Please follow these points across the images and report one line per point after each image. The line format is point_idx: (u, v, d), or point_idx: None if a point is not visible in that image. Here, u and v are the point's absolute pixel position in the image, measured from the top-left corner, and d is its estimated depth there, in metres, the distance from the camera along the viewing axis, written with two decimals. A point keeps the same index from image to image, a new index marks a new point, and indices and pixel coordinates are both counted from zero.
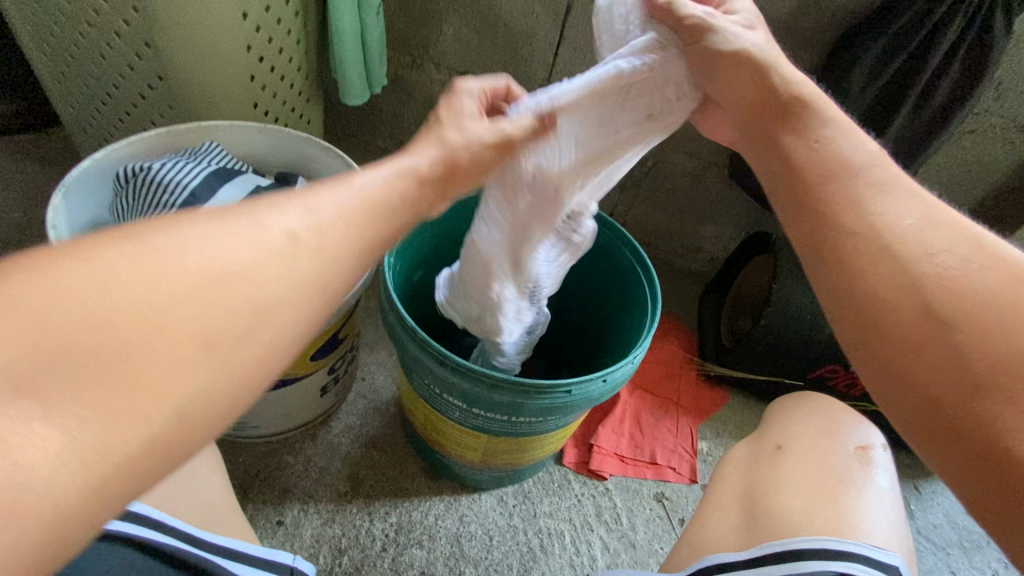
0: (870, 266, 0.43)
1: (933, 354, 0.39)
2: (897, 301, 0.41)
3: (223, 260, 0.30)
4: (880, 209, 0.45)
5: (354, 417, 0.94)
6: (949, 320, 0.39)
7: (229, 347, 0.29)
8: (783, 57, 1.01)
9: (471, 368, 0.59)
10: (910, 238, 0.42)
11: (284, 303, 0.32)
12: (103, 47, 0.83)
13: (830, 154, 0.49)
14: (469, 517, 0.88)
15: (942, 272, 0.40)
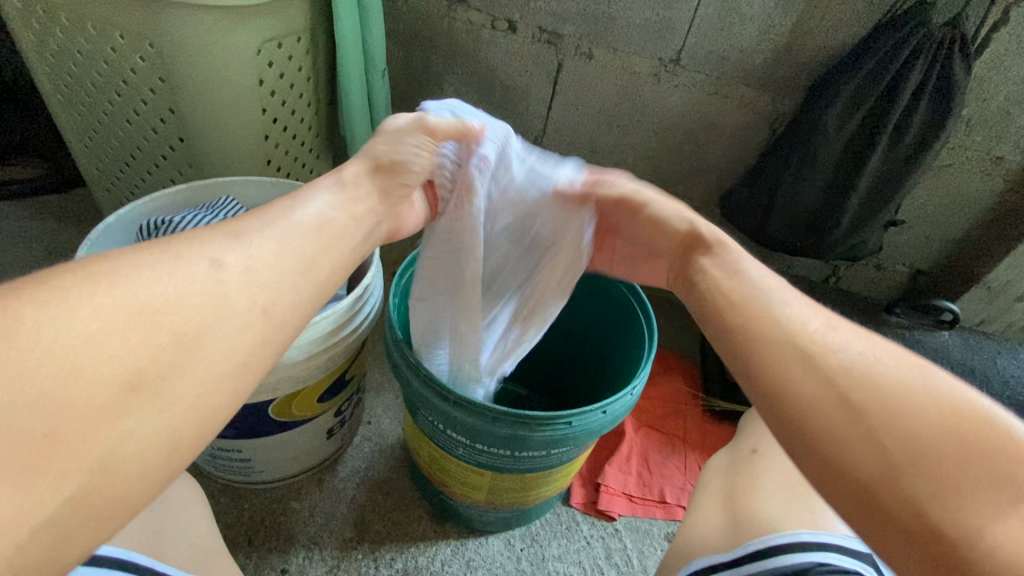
0: (783, 345, 0.41)
1: (856, 455, 0.36)
2: (816, 392, 0.38)
3: (147, 301, 0.35)
4: None
5: (360, 461, 0.94)
6: (864, 408, 0.37)
7: (152, 386, 0.34)
8: (763, 103, 1.08)
9: (475, 402, 0.61)
10: (819, 339, 0.41)
11: (206, 340, 0.36)
12: (131, 113, 0.91)
13: None
14: (475, 562, 0.87)
15: (857, 365, 0.39)
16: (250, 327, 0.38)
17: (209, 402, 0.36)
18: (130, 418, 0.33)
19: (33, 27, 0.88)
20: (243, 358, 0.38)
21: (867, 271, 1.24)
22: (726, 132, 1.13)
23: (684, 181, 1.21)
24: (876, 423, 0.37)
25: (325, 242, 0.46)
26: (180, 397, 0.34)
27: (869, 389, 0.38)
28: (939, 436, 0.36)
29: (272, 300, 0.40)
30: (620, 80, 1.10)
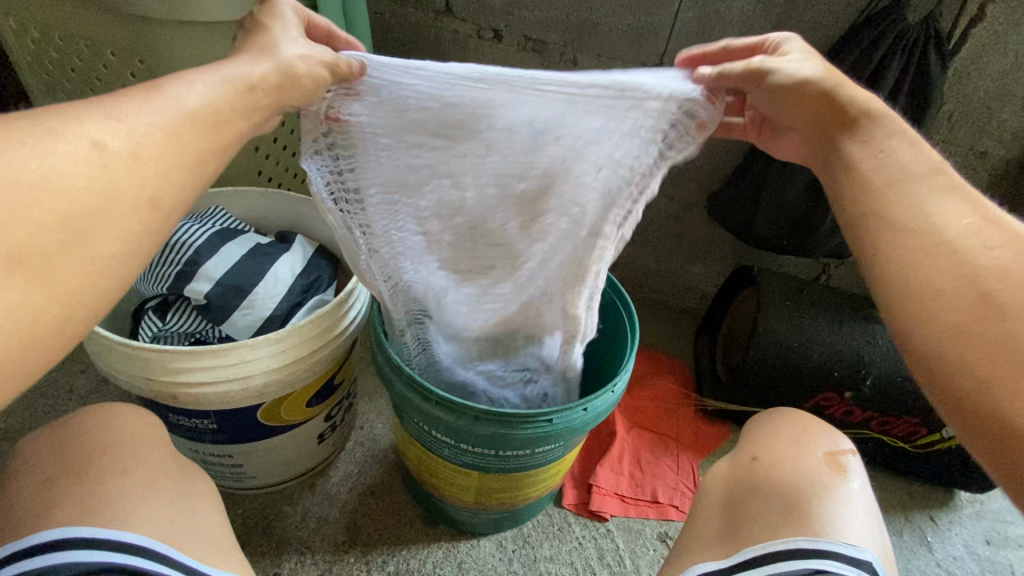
0: (922, 261, 0.42)
1: (976, 351, 0.38)
2: (950, 292, 0.40)
3: (25, 176, 0.33)
4: (939, 209, 0.44)
5: (352, 466, 0.95)
6: (1005, 306, 0.38)
7: (36, 261, 0.33)
8: None
9: (455, 402, 0.62)
10: (970, 235, 0.42)
11: (95, 225, 0.36)
12: None
13: (897, 164, 0.47)
14: (468, 564, 0.87)
15: (1000, 266, 0.39)
16: (138, 212, 0.38)
17: (97, 282, 0.37)
18: (19, 289, 0.33)
19: (27, 47, 0.90)
20: (141, 239, 0.39)
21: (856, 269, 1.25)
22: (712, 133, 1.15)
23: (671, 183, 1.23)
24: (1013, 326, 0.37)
25: (210, 131, 0.43)
26: (62, 277, 0.35)
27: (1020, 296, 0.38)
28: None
29: (161, 189, 0.40)
30: None
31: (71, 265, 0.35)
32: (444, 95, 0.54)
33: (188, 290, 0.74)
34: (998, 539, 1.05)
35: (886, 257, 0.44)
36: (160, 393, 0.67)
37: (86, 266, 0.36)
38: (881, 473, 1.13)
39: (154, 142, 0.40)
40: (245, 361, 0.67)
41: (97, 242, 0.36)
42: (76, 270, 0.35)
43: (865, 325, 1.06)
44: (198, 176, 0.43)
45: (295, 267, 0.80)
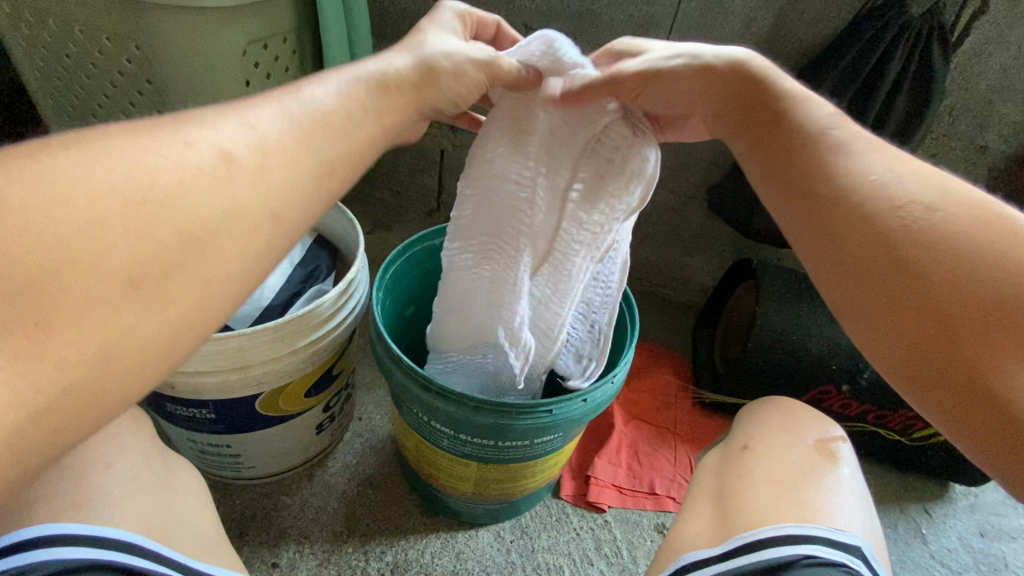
0: (849, 230, 0.47)
1: (908, 316, 0.44)
2: (878, 261, 0.46)
3: (144, 187, 0.35)
4: (848, 169, 0.49)
5: (351, 455, 0.96)
6: (922, 269, 0.44)
7: (152, 284, 0.34)
8: None
9: (455, 391, 0.62)
10: (881, 191, 0.47)
11: (212, 242, 0.37)
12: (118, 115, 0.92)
13: (796, 122, 0.52)
14: (466, 554, 0.87)
15: (917, 224, 0.45)
16: (258, 229, 0.39)
17: (212, 302, 0.37)
18: (129, 310, 0.33)
19: (22, 32, 0.89)
20: (250, 266, 0.39)
21: None
22: None
23: (671, 176, 1.23)
24: (935, 285, 0.43)
25: (334, 139, 0.45)
26: (179, 295, 0.35)
27: (940, 255, 0.44)
28: (997, 290, 0.42)
29: (284, 206, 0.41)
30: None
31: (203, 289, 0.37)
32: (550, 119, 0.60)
33: None
34: (992, 531, 1.06)
35: (826, 229, 0.48)
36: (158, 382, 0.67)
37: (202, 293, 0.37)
38: (878, 466, 1.14)
39: (268, 142, 0.41)
40: (243, 351, 0.66)
41: (218, 263, 0.37)
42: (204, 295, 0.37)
43: None
44: (310, 187, 0.43)
45: (292, 257, 0.79)
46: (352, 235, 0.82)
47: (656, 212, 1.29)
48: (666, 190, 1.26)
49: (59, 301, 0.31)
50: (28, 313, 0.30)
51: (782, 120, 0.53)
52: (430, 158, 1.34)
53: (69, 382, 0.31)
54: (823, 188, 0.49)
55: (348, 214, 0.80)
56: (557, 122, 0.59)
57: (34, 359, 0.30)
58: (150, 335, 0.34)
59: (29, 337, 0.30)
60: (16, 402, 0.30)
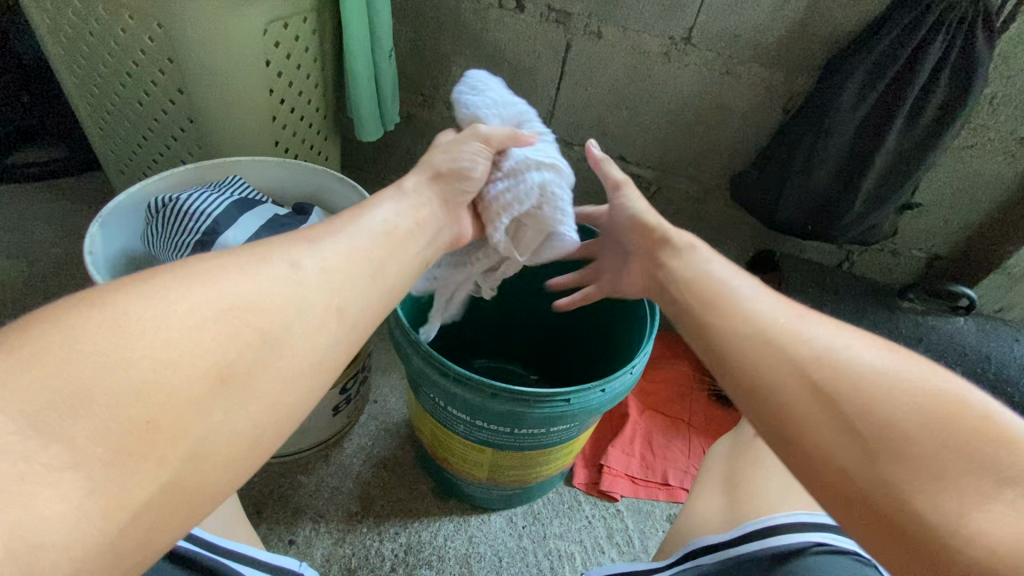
0: (769, 360, 0.45)
1: (841, 444, 0.41)
2: (794, 388, 0.44)
3: (236, 299, 0.37)
4: (754, 309, 0.49)
5: (366, 437, 0.97)
6: (835, 398, 0.42)
7: (238, 379, 0.36)
8: (777, 82, 1.06)
9: (472, 377, 0.61)
10: (790, 327, 0.47)
11: (287, 335, 0.39)
12: (140, 94, 0.93)
13: (699, 269, 0.56)
14: (478, 537, 0.88)
15: (825, 351, 0.44)
16: (327, 325, 0.41)
17: (289, 395, 0.39)
18: (221, 408, 0.35)
19: (45, 9, 0.89)
20: (321, 357, 0.41)
21: (880, 257, 1.22)
22: (738, 114, 1.12)
23: (692, 164, 1.21)
24: (855, 418, 0.41)
25: (391, 248, 0.48)
26: (262, 392, 0.37)
27: (859, 389, 0.42)
28: (921, 426, 0.40)
29: (347, 300, 0.43)
30: (628, 60, 1.09)
31: (281, 396, 0.38)
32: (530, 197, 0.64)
33: None
34: None
35: (740, 360, 0.47)
36: None
37: (279, 394, 0.38)
38: None
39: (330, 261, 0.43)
40: None
41: (289, 369, 0.39)
42: (274, 409, 0.38)
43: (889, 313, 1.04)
44: (374, 281, 0.45)
45: None
46: None
47: (676, 200, 1.27)
48: (687, 179, 1.24)
49: (127, 405, 0.32)
50: (130, 418, 0.32)
51: (688, 273, 0.57)
52: None
53: (166, 478, 0.33)
54: (727, 329, 0.49)
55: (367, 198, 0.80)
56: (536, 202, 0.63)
57: (138, 461, 0.32)
58: (233, 434, 0.36)
59: (141, 436, 0.32)
60: (111, 508, 0.31)
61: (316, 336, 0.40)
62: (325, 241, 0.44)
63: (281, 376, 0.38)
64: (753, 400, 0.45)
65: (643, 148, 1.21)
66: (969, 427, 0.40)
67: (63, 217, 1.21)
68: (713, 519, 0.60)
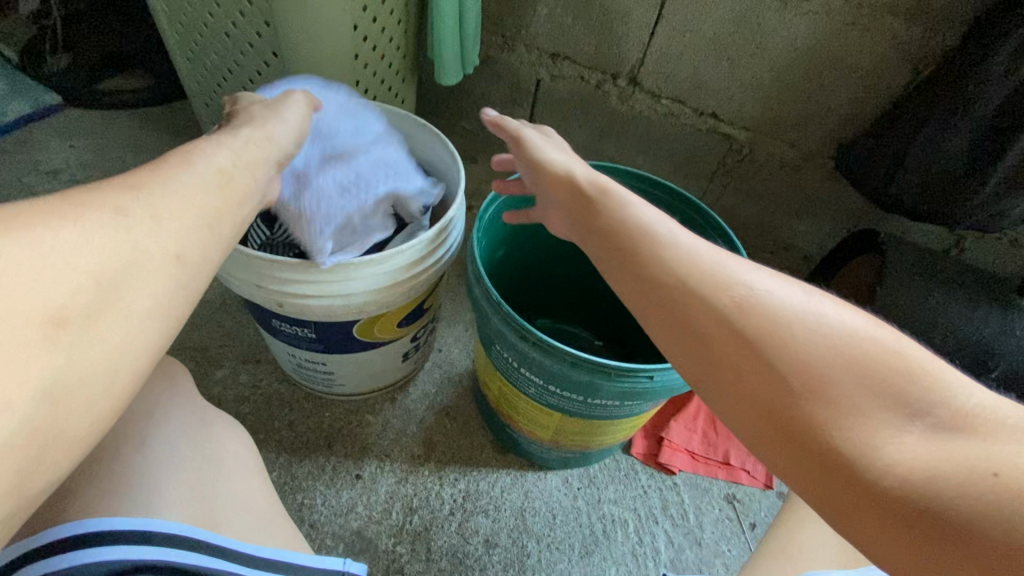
0: (695, 312, 0.41)
1: (761, 392, 0.37)
2: (711, 331, 0.40)
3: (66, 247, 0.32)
4: (672, 256, 0.45)
5: (430, 384, 0.99)
6: (752, 340, 0.38)
7: (74, 324, 0.32)
8: (911, 36, 0.93)
9: (553, 345, 0.59)
10: (706, 274, 0.42)
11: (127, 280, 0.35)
12: (229, 26, 0.92)
13: (619, 209, 0.51)
14: (534, 493, 0.90)
15: (742, 297, 0.40)
16: (166, 272, 0.37)
17: (134, 343, 0.36)
18: (55, 356, 0.31)
19: None
20: (166, 302, 0.38)
21: (1000, 245, 1.09)
22: (856, 72, 0.99)
23: (791, 127, 1.10)
24: (771, 357, 0.37)
25: (229, 192, 0.44)
26: (105, 335, 0.34)
27: (766, 321, 0.38)
28: (828, 359, 0.36)
29: (185, 246, 0.39)
30: (736, 6, 0.98)
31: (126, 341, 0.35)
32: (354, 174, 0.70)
33: None
34: None
35: (664, 312, 0.43)
36: (267, 299, 0.67)
37: (113, 340, 0.34)
38: None
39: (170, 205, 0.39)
40: (350, 281, 0.66)
41: (124, 311, 0.35)
42: (105, 359, 0.34)
43: (1003, 310, 0.93)
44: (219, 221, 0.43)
45: None
46: (455, 172, 0.80)
47: (768, 166, 1.17)
48: (785, 143, 1.13)
49: None
50: (18, 326, 0.30)
51: (608, 213, 0.52)
52: (524, 89, 1.26)
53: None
54: (647, 280, 0.45)
55: (452, 149, 0.78)
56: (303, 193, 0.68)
57: None
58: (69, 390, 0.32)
59: None
60: None
61: (185, 273, 0.39)
62: (184, 174, 0.42)
63: (124, 319, 0.35)
64: (689, 354, 0.41)
65: (739, 106, 1.11)
66: (887, 363, 0.35)
67: (153, 146, 1.25)
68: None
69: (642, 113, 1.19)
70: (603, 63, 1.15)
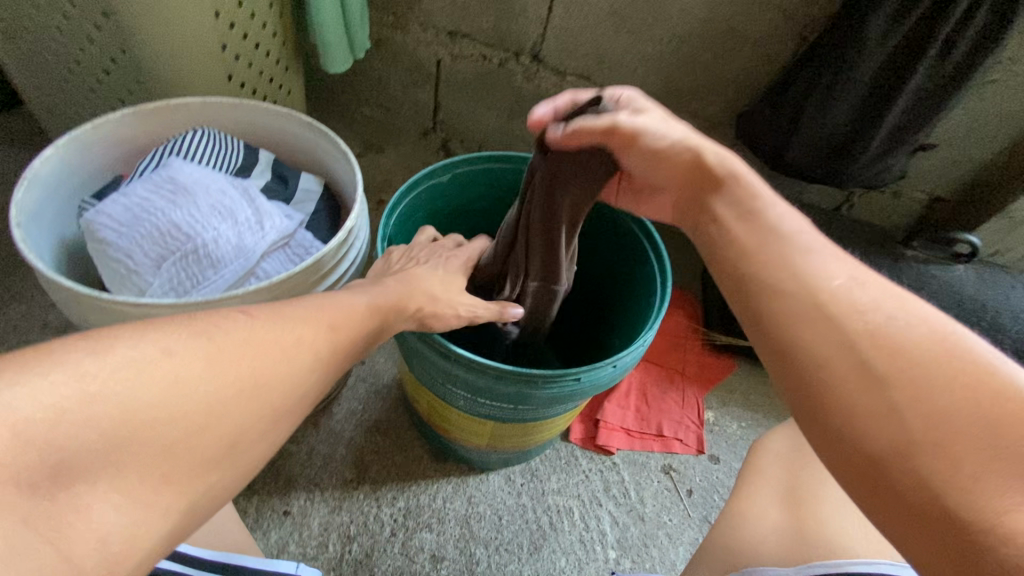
0: (820, 332, 0.38)
1: (874, 432, 0.35)
2: (828, 357, 0.37)
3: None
4: (807, 267, 0.41)
5: (356, 401, 0.93)
6: (884, 377, 0.36)
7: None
8: (794, 5, 0.95)
9: (476, 360, 0.56)
10: (841, 294, 0.39)
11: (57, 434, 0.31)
12: (59, 18, 0.76)
13: (759, 224, 0.44)
14: (477, 497, 0.88)
15: (872, 326, 0.38)
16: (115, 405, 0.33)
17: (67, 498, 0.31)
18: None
19: None
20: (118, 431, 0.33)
21: (881, 199, 1.16)
22: (749, 41, 1.01)
23: (695, 95, 1.11)
24: (898, 401, 0.35)
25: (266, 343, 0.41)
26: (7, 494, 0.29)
27: (812, 300, 0.39)
28: (946, 392, 0.35)
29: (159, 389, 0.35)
30: None
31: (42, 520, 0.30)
32: (216, 214, 0.60)
33: (162, 228, 0.58)
34: None
35: (777, 324, 0.40)
36: None
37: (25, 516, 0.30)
38: None
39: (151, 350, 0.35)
40: None
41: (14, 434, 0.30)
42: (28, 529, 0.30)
43: (890, 264, 1.01)
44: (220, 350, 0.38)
45: (286, 211, 0.67)
46: (349, 171, 0.70)
47: None
48: (688, 114, 1.14)
49: None
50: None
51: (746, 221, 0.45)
52: (424, 70, 1.19)
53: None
54: (785, 282, 0.41)
55: (341, 145, 0.69)
56: (158, 234, 0.58)
57: None
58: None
59: None
60: None
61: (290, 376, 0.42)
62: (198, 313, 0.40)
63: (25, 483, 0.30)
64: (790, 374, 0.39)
65: (642, 79, 1.10)
66: (989, 397, 0.35)
67: None
68: (765, 519, 0.57)
69: (550, 92, 1.16)
70: (504, 40, 1.10)
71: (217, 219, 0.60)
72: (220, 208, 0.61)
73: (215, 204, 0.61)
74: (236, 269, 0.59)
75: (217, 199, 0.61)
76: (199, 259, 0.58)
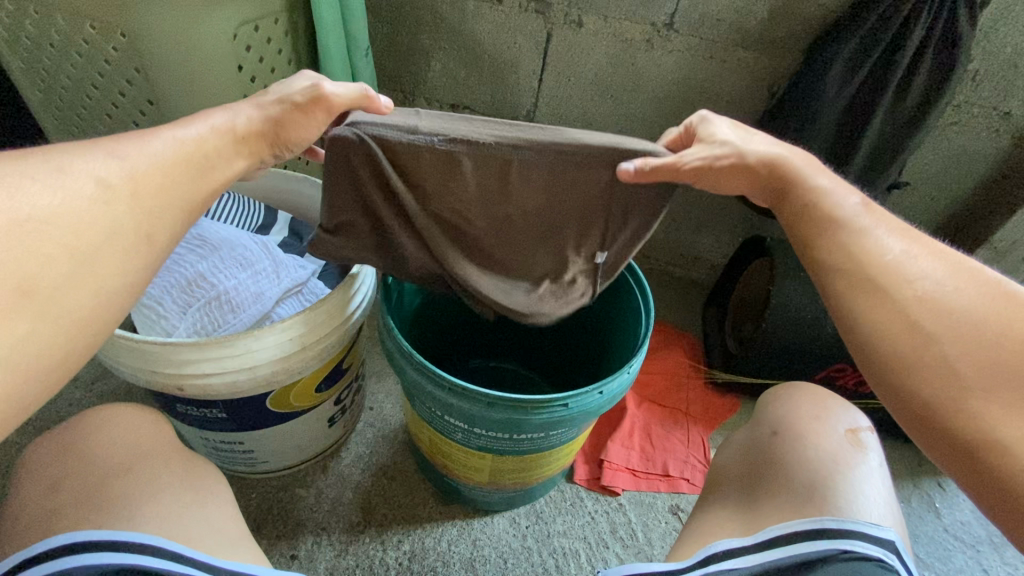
0: (882, 301, 0.45)
1: (919, 379, 0.42)
2: (885, 319, 0.45)
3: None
4: (862, 244, 0.49)
5: (363, 445, 0.96)
6: (932, 333, 0.43)
7: None
8: (760, 65, 1.05)
9: (469, 388, 0.60)
10: (893, 267, 0.47)
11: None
12: (109, 107, 0.87)
13: (816, 211, 0.52)
14: (482, 540, 0.88)
15: (923, 290, 0.45)
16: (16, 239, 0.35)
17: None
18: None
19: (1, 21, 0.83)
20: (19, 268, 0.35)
21: None
22: (723, 98, 1.10)
23: None
24: (947, 351, 0.42)
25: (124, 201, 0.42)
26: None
27: (873, 271, 0.47)
28: (995, 342, 0.41)
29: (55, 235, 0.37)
30: (612, 48, 1.07)
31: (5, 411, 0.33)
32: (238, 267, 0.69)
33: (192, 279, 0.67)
34: None
35: (832, 298, 0.48)
36: (166, 385, 0.64)
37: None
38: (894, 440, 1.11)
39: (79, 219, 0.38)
40: (252, 350, 0.63)
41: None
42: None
43: None
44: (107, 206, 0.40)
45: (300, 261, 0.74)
46: None
47: None
48: None
49: None
50: None
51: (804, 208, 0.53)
52: None
53: None
54: (847, 255, 0.49)
55: None
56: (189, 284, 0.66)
57: None
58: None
59: None
60: None
61: None
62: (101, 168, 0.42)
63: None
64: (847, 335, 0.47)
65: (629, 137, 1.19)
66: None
67: None
68: None
69: None
70: (501, 108, 1.21)
71: (238, 271, 0.69)
72: (243, 261, 0.70)
73: (239, 258, 0.70)
74: (251, 312, 0.67)
75: (240, 253, 0.70)
76: (220, 303, 0.66)
